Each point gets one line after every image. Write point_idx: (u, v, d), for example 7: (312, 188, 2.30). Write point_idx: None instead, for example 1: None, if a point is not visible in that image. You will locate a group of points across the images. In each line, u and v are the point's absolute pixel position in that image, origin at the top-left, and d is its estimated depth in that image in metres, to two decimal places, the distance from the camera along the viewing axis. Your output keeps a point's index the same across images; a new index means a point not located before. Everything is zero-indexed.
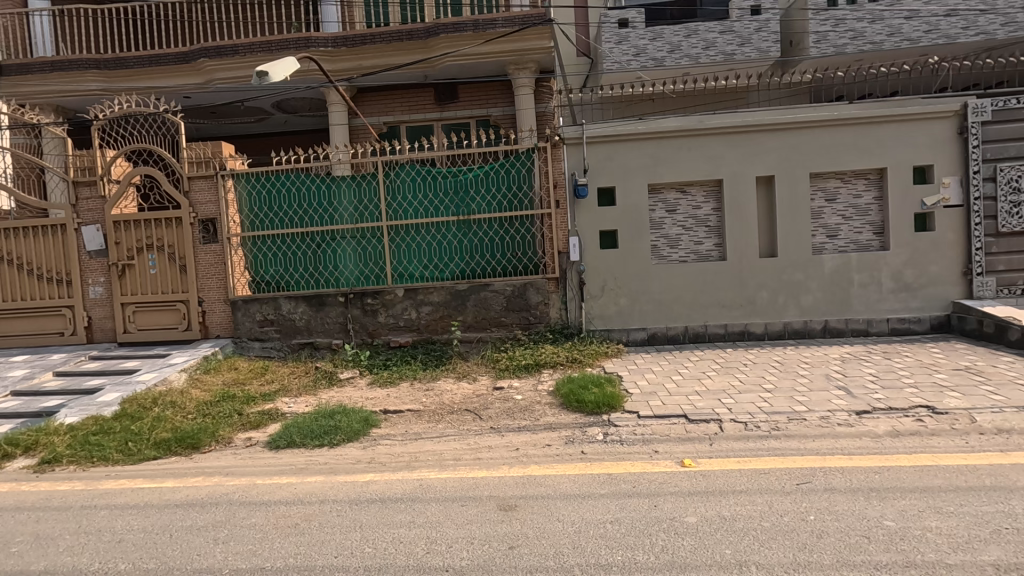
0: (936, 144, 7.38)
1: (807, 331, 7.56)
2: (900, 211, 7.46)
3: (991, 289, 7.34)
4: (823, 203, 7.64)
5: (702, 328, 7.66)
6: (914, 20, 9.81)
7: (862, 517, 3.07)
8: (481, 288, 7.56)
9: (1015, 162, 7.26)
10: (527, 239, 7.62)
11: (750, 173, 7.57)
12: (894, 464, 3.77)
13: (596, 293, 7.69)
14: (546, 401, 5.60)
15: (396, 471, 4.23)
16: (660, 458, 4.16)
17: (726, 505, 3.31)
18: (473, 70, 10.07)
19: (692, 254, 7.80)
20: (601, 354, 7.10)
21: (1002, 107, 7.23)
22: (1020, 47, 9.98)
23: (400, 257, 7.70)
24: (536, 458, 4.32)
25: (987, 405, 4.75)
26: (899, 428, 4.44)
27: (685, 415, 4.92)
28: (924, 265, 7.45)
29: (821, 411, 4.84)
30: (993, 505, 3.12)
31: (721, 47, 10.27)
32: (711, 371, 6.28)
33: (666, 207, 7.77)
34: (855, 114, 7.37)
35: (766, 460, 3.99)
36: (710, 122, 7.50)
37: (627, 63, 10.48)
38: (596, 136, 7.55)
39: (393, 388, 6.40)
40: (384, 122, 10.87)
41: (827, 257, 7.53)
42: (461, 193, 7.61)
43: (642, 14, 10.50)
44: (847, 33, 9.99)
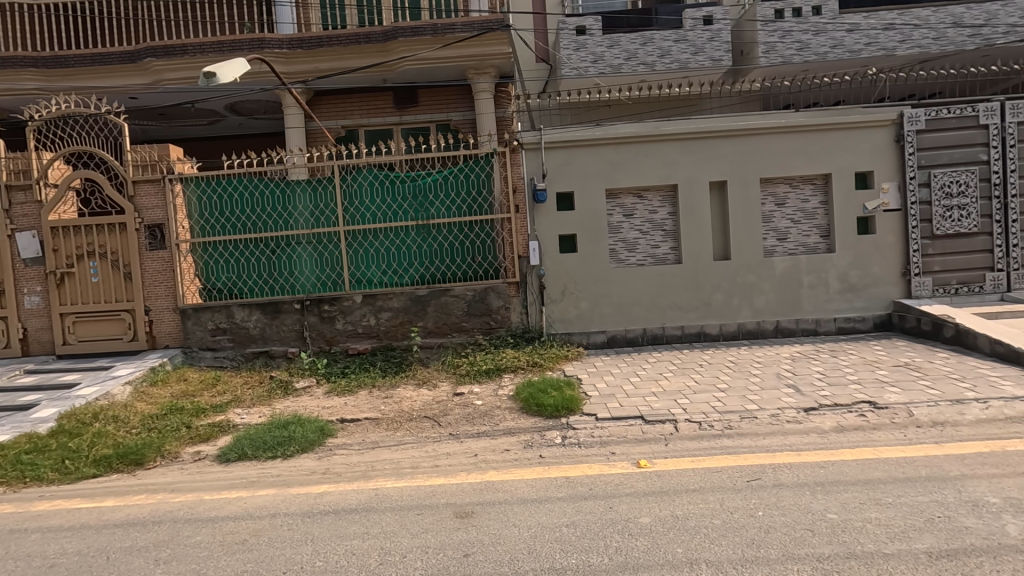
0: (876, 151, 7.74)
1: (760, 331, 7.80)
2: (845, 215, 7.78)
3: (928, 288, 7.74)
4: (773, 207, 7.90)
5: (660, 330, 7.81)
6: (856, 33, 10.28)
7: (807, 511, 3.17)
8: (441, 293, 7.50)
9: (947, 169, 7.68)
10: (487, 243, 7.62)
11: (704, 178, 7.76)
12: (838, 459, 3.91)
13: (556, 296, 7.75)
14: (506, 406, 5.58)
15: (352, 481, 4.14)
16: (617, 460, 4.21)
17: (680, 504, 3.36)
18: (432, 74, 10.02)
19: (650, 258, 7.94)
20: (561, 357, 7.15)
21: (934, 117, 7.64)
22: (950, 61, 10.60)
23: (358, 263, 7.57)
24: (494, 464, 4.29)
25: (924, 399, 5.00)
26: (844, 423, 4.63)
27: (642, 416, 4.99)
28: (867, 266, 7.79)
29: (771, 410, 4.98)
30: (928, 495, 3.27)
31: (676, 55, 10.51)
32: (669, 372, 6.40)
33: (623, 211, 7.90)
34: (801, 122, 7.66)
35: (719, 458, 4.08)
36: (665, 128, 7.66)
37: (585, 69, 10.61)
38: (554, 141, 7.61)
39: (351, 396, 6.26)
40: (342, 125, 10.70)
41: (777, 260, 7.79)
42: (420, 197, 7.55)
43: (599, 22, 10.63)
44: (794, 45, 10.39)
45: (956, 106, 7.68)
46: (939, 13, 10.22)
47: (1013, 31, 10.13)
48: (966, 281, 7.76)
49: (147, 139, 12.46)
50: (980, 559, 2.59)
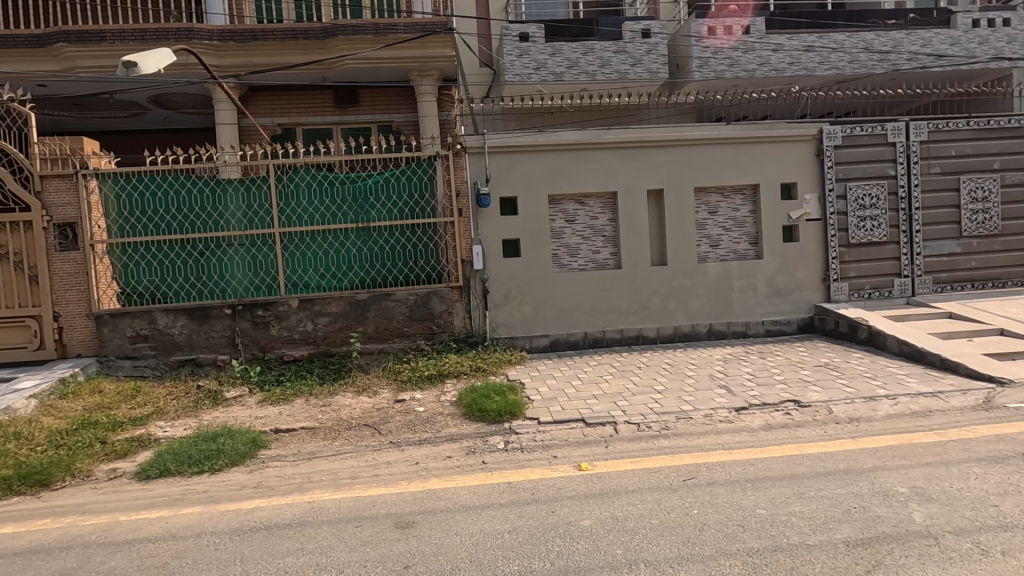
0: (799, 164, 8.24)
1: (695, 334, 8.11)
2: (771, 224, 8.24)
3: (845, 293, 8.31)
4: (706, 215, 8.25)
5: (601, 333, 7.97)
6: (780, 53, 10.94)
7: (739, 507, 3.31)
8: (382, 297, 7.34)
9: (861, 182, 8.28)
10: (430, 247, 7.52)
11: (642, 186, 8.00)
12: (767, 456, 4.11)
13: (499, 301, 7.76)
14: (448, 412, 5.51)
15: (287, 494, 3.96)
16: (559, 463, 4.24)
17: (619, 505, 3.43)
18: (374, 74, 9.81)
19: (591, 263, 8.08)
20: (504, 362, 7.16)
21: (849, 134, 8.24)
22: (863, 83, 11.46)
23: (294, 266, 7.29)
24: (436, 471, 4.23)
25: (841, 396, 5.36)
26: (772, 421, 4.88)
27: (583, 419, 5.06)
28: (792, 272, 8.27)
29: (705, 409, 5.19)
30: (845, 487, 3.49)
31: (616, 66, 10.77)
32: (608, 374, 6.55)
33: (565, 217, 8.02)
34: (732, 134, 8.06)
35: (656, 459, 4.19)
36: (605, 136, 7.84)
37: (528, 76, 10.67)
38: (497, 146, 7.62)
39: (287, 405, 6.01)
40: (279, 123, 10.29)
41: (710, 265, 8.13)
42: (361, 199, 7.36)
43: (542, 30, 10.71)
44: (725, 61, 10.90)
45: (868, 124, 8.30)
46: (853, 38, 11.03)
47: (915, 58, 11.07)
48: (878, 286, 8.38)
49: (58, 130, 11.52)
50: (892, 546, 2.78)
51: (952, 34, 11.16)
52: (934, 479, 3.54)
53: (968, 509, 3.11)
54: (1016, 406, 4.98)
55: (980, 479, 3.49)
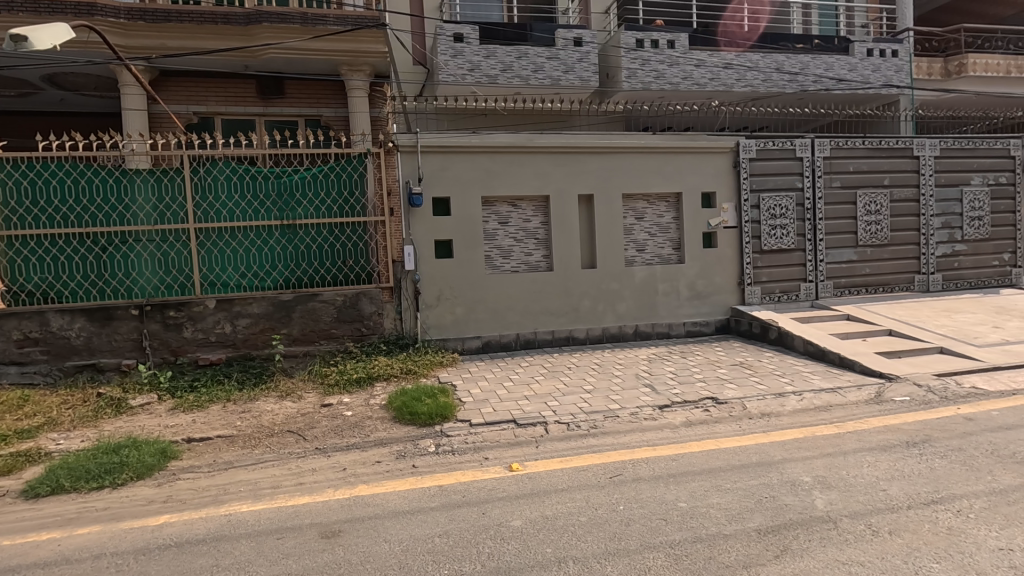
0: (718, 174, 8.73)
1: (622, 335, 8.38)
2: (693, 230, 8.67)
3: (757, 296, 8.89)
4: (633, 221, 8.56)
5: (532, 335, 8.07)
6: (702, 68, 11.56)
7: (662, 501, 3.45)
8: (308, 298, 7.05)
9: (772, 193, 8.89)
10: (359, 246, 7.32)
11: (573, 190, 8.18)
12: (687, 451, 4.32)
13: (431, 302, 7.68)
14: (378, 416, 5.38)
15: (200, 508, 3.71)
16: (490, 465, 4.25)
17: (549, 504, 3.48)
18: (301, 66, 9.43)
19: (523, 265, 8.16)
20: (436, 364, 7.09)
21: (762, 148, 8.83)
22: (775, 100, 12.32)
23: (211, 264, 6.86)
24: (364, 477, 4.11)
25: (755, 393, 5.73)
26: (692, 418, 5.14)
27: (514, 420, 5.10)
28: (711, 276, 8.75)
29: (631, 408, 5.38)
30: (757, 478, 3.73)
31: (548, 72, 10.95)
32: (540, 375, 6.65)
33: (498, 219, 8.05)
34: (657, 144, 8.41)
35: (586, 457, 4.29)
36: (538, 140, 7.95)
37: (462, 77, 10.62)
38: (430, 145, 7.55)
39: (202, 412, 5.63)
40: (195, 112, 9.65)
41: (637, 269, 8.44)
42: (286, 196, 7.04)
43: (477, 32, 10.70)
44: (651, 73, 11.36)
45: (779, 139, 8.93)
46: (766, 58, 11.84)
47: (820, 81, 12.06)
48: (787, 290, 9.03)
49: None
50: (797, 532, 3.00)
51: (850, 60, 12.22)
52: (834, 467, 3.86)
53: (862, 494, 3.42)
54: (902, 399, 5.53)
55: (872, 466, 3.84)
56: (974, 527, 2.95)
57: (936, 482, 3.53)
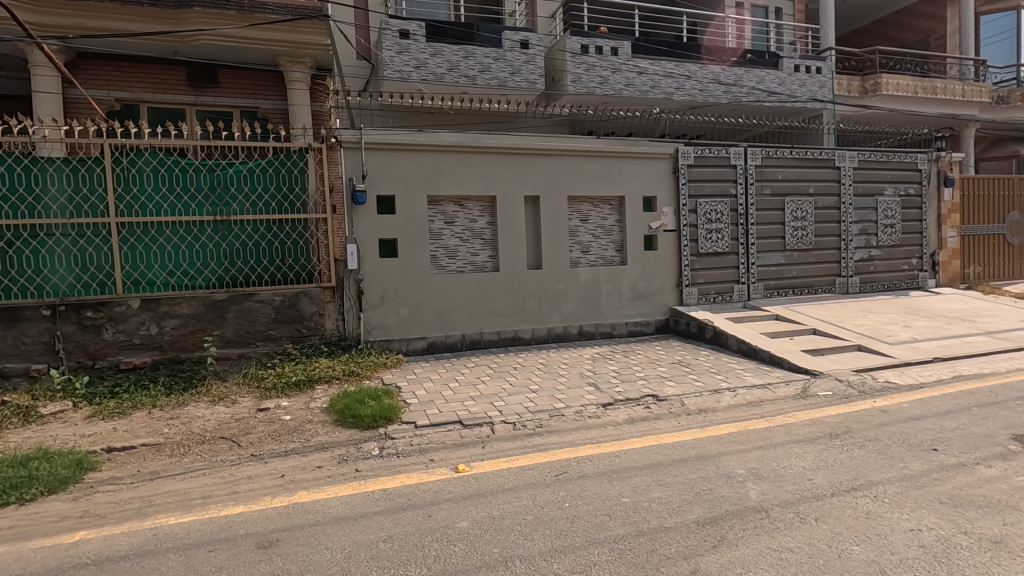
0: (658, 179, 9.02)
1: (567, 335, 8.50)
2: (635, 233, 8.92)
3: (694, 297, 9.26)
4: (578, 223, 8.71)
5: (478, 335, 8.05)
6: (644, 76, 11.92)
7: (606, 497, 3.53)
8: (244, 298, 6.72)
9: (708, 198, 9.29)
10: (299, 244, 7.07)
11: (520, 191, 8.23)
12: (630, 448, 4.43)
13: (374, 302, 7.52)
14: (318, 420, 5.20)
15: (123, 522, 3.46)
16: (436, 466, 4.20)
17: (497, 504, 3.48)
18: (236, 55, 8.99)
19: (469, 265, 8.12)
20: (379, 365, 6.94)
21: (700, 155, 9.20)
22: (712, 110, 12.87)
23: (135, 261, 6.42)
24: (304, 483, 3.97)
25: (692, 390, 5.95)
26: (634, 415, 5.29)
27: (461, 421, 5.06)
28: (652, 278, 9.02)
29: (575, 407, 5.47)
30: (696, 472, 3.88)
31: (495, 73, 10.95)
32: (485, 376, 6.64)
33: (444, 218, 7.97)
34: (601, 148, 8.60)
35: (532, 456, 4.32)
36: (484, 141, 7.94)
37: (407, 74, 10.44)
38: (375, 142, 7.39)
39: (124, 420, 5.26)
40: (117, 98, 9.01)
41: (581, 270, 8.59)
42: (220, 190, 6.70)
43: (423, 29, 10.56)
44: (596, 78, 11.59)
45: (715, 147, 9.34)
46: (704, 70, 12.36)
47: (753, 93, 12.70)
48: (722, 291, 9.45)
49: None
50: (733, 522, 3.13)
51: (780, 75, 12.95)
52: (765, 459, 4.08)
53: (791, 484, 3.62)
54: (825, 394, 5.90)
55: (799, 458, 4.08)
56: (889, 511, 3.19)
57: (855, 470, 3.79)
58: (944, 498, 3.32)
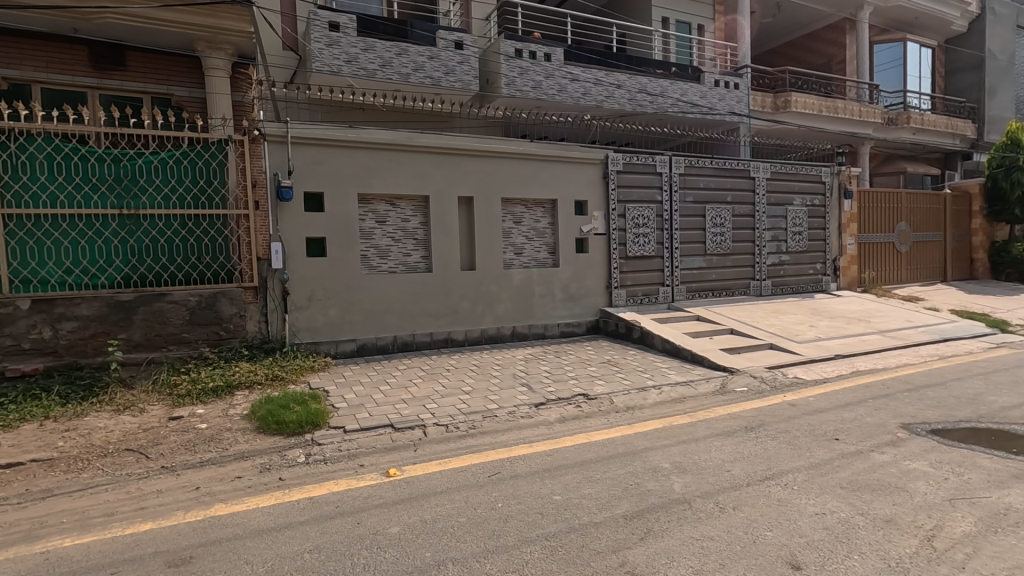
0: (589, 183, 9.26)
1: (500, 336, 8.54)
2: (566, 236, 9.10)
3: (623, 298, 9.57)
4: (511, 225, 8.77)
5: (410, 337, 7.91)
6: (575, 82, 12.20)
7: (538, 496, 3.56)
8: (154, 298, 6.25)
9: (636, 204, 9.64)
10: (217, 242, 6.68)
11: (453, 192, 8.18)
12: (561, 446, 4.50)
13: (300, 303, 7.21)
14: (238, 427, 4.91)
15: (7, 548, 3.10)
16: (366, 472, 4.07)
17: (429, 507, 3.43)
18: (147, 37, 8.35)
19: (401, 265, 7.96)
20: (305, 369, 6.66)
21: (629, 162, 9.54)
22: (640, 118, 13.39)
23: (26, 257, 5.79)
24: (223, 495, 3.73)
25: (621, 388, 6.15)
26: (565, 414, 5.39)
27: (391, 424, 4.96)
28: (583, 280, 9.24)
29: (508, 407, 5.50)
30: (624, 468, 4.00)
31: (429, 72, 10.81)
32: (418, 378, 6.53)
33: (375, 217, 7.77)
34: (534, 152, 8.71)
35: (465, 458, 4.30)
36: (417, 140, 7.82)
37: (337, 67, 10.11)
38: (302, 137, 7.11)
39: (10, 433, 4.72)
40: (5, 77, 8.11)
41: (515, 272, 8.65)
42: (127, 182, 6.21)
43: (354, 22, 10.27)
44: (530, 82, 11.73)
45: (643, 155, 9.71)
46: (632, 80, 12.82)
47: (677, 104, 13.33)
48: (648, 293, 9.84)
49: None
50: (658, 514, 3.26)
51: (701, 89, 13.67)
52: (687, 453, 4.28)
53: (710, 476, 3.81)
54: (742, 389, 6.28)
55: (718, 450, 4.31)
56: (797, 497, 3.44)
57: (768, 460, 4.05)
58: (844, 483, 3.61)
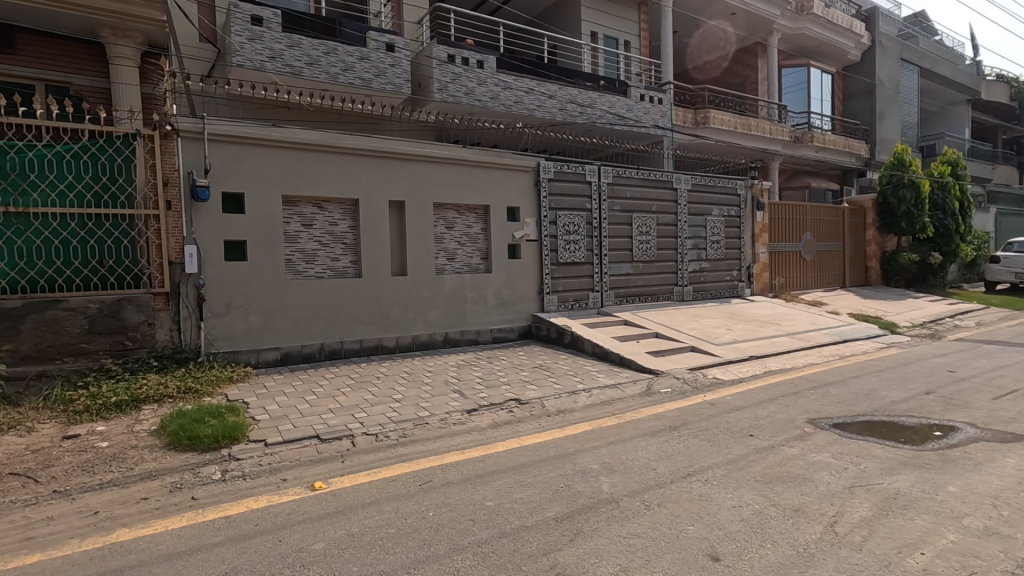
0: (521, 191, 9.37)
1: (432, 343, 8.43)
2: (499, 241, 9.14)
3: (554, 304, 9.73)
4: (444, 230, 8.70)
5: (338, 344, 7.64)
6: (508, 90, 12.32)
7: (470, 502, 3.54)
8: (46, 306, 5.66)
9: (567, 212, 9.85)
10: (122, 244, 6.20)
11: (384, 196, 8.01)
12: (493, 452, 4.49)
13: (218, 310, 6.79)
14: (145, 445, 4.54)
15: None
16: (289, 486, 3.88)
17: (357, 520, 3.31)
18: (42, 20, 7.61)
19: (329, 270, 7.67)
20: (223, 380, 6.27)
21: (559, 171, 9.74)
22: (570, 128, 13.75)
23: None
24: (127, 519, 3.43)
25: (552, 392, 6.25)
26: (498, 419, 5.40)
27: (318, 435, 4.76)
28: (515, 285, 9.31)
29: (440, 414, 5.43)
30: (555, 470, 4.06)
31: (358, 72, 10.55)
32: (346, 387, 6.31)
33: (301, 220, 7.47)
34: (467, 157, 8.71)
35: (395, 467, 4.19)
36: (346, 141, 7.59)
37: (260, 63, 9.66)
38: (220, 134, 6.73)
39: None
40: None
41: (447, 277, 8.58)
42: (15, 176, 5.65)
43: (279, 17, 9.86)
44: (462, 89, 11.73)
45: (573, 164, 9.95)
46: (563, 91, 13.13)
47: (606, 116, 13.79)
48: (578, 298, 10.06)
49: None
50: (588, 515, 3.32)
51: (628, 102, 14.21)
52: (615, 454, 4.40)
53: (637, 475, 3.94)
54: (666, 390, 6.55)
55: (645, 450, 4.47)
56: (716, 492, 3.62)
57: (691, 458, 4.23)
58: (758, 477, 3.85)
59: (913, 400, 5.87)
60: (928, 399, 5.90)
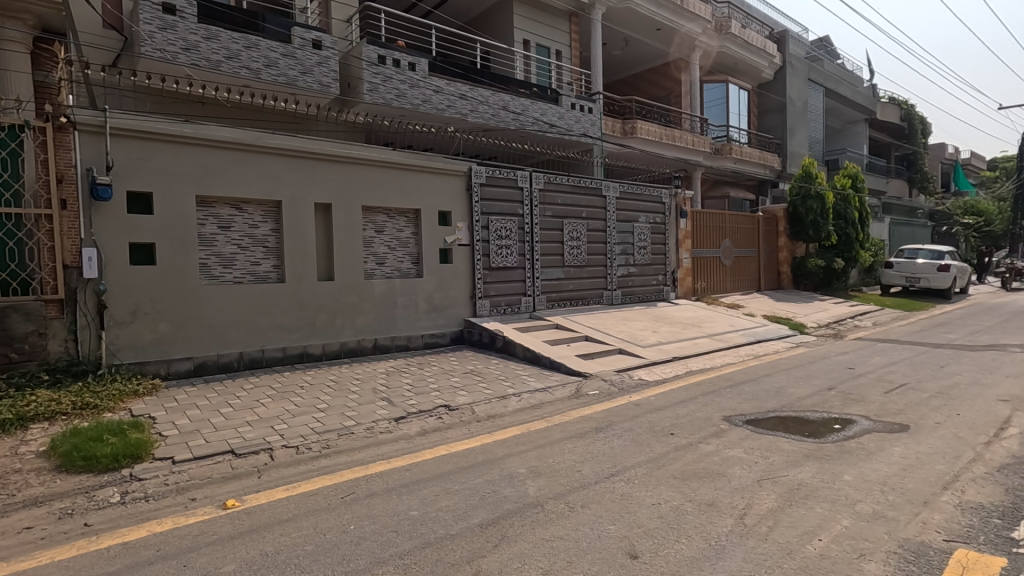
0: (452, 195, 9.31)
1: (360, 349, 8.20)
2: (430, 246, 9.04)
3: (487, 308, 9.73)
4: (373, 234, 8.50)
5: (259, 353, 7.27)
6: (440, 94, 12.24)
7: (394, 513, 3.45)
8: None
9: (499, 217, 9.90)
10: (7, 246, 5.67)
11: (308, 198, 7.71)
12: (420, 460, 4.42)
13: (122, 319, 6.30)
14: (31, 468, 4.12)
15: None
16: (199, 506, 3.64)
17: (272, 539, 3.15)
18: None
19: (248, 275, 7.29)
20: (127, 394, 5.81)
21: (491, 176, 9.77)
22: (503, 134, 13.86)
23: None
24: (6, 552, 3.10)
25: (482, 398, 6.24)
26: (426, 427, 5.32)
27: (232, 450, 4.51)
28: (447, 290, 9.23)
29: (366, 423, 5.28)
30: (482, 476, 4.05)
31: (282, 69, 10.11)
32: (266, 397, 6.01)
33: (218, 222, 7.06)
34: (397, 160, 8.54)
35: (316, 481, 4.02)
36: (267, 140, 7.26)
37: (173, 55, 9.08)
38: (124, 129, 6.26)
39: None
40: None
41: (376, 282, 8.37)
42: None
43: (194, 7, 9.30)
44: (393, 91, 11.52)
45: (505, 170, 10.02)
46: (495, 97, 13.20)
47: (538, 123, 14.02)
48: (511, 303, 10.11)
49: None
50: (514, 519, 3.33)
51: (560, 110, 14.51)
52: (542, 457, 4.45)
53: (563, 477, 3.99)
54: (594, 392, 6.71)
55: (571, 451, 4.55)
56: (637, 490, 3.73)
57: (615, 458, 4.35)
58: (677, 474, 4.01)
59: (817, 395, 6.33)
60: (830, 394, 6.37)
